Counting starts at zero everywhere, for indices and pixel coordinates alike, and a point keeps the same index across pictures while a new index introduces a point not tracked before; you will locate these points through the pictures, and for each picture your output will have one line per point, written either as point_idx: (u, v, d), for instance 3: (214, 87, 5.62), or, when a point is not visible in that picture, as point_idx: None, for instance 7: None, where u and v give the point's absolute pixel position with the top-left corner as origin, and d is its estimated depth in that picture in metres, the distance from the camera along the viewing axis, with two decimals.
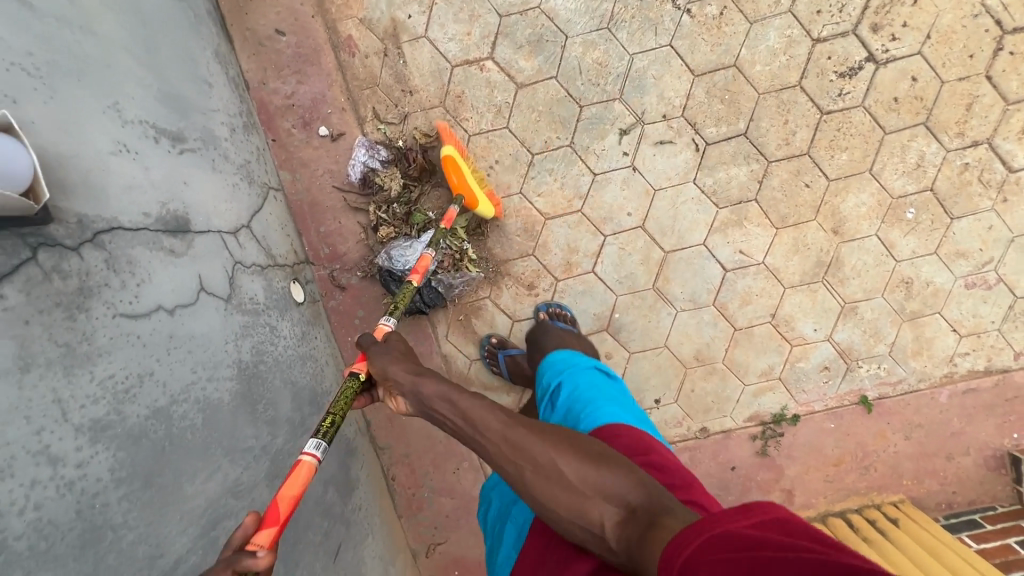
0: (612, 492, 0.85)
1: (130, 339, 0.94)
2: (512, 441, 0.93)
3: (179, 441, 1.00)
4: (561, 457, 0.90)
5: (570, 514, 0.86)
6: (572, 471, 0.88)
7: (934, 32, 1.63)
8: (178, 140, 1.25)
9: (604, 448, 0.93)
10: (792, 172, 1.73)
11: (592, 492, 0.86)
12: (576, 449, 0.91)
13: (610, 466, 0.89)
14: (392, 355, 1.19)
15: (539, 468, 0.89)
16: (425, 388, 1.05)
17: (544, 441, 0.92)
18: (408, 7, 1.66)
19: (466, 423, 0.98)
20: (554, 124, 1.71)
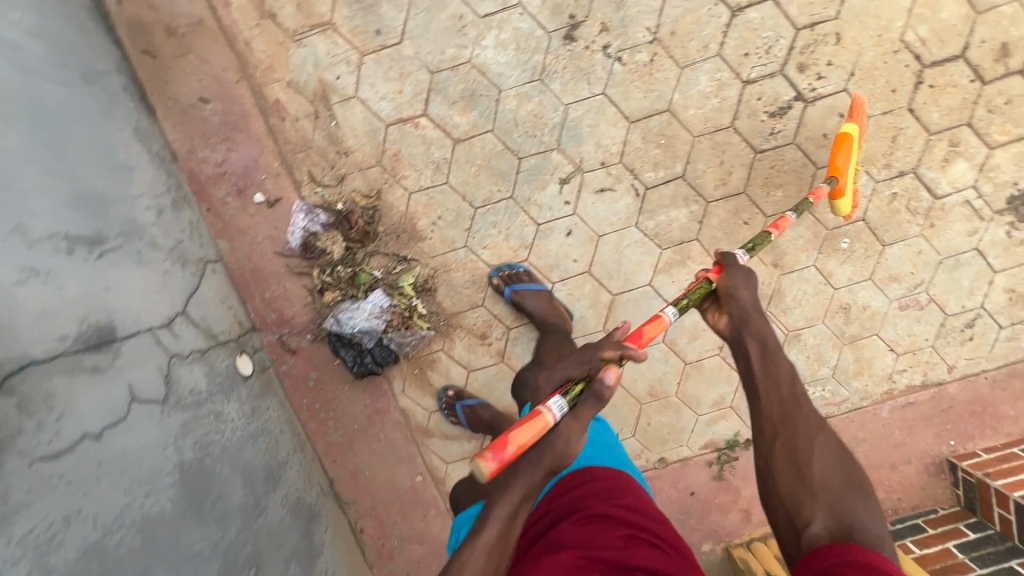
0: (839, 511, 1.04)
1: (53, 482, 0.93)
2: (783, 411, 1.17)
3: (115, 572, 0.99)
4: (814, 460, 1.11)
5: (785, 497, 1.09)
6: (816, 472, 1.10)
7: (857, 69, 1.67)
8: (96, 242, 1.21)
9: (865, 485, 1.10)
10: (731, 210, 1.76)
11: (821, 498, 1.06)
12: (830, 459, 1.12)
13: (860, 498, 1.07)
14: (751, 280, 1.29)
15: (800, 447, 1.12)
16: (751, 323, 1.24)
17: (818, 437, 1.14)
18: (336, 67, 1.62)
19: (790, 390, 1.19)
20: (494, 177, 1.70)
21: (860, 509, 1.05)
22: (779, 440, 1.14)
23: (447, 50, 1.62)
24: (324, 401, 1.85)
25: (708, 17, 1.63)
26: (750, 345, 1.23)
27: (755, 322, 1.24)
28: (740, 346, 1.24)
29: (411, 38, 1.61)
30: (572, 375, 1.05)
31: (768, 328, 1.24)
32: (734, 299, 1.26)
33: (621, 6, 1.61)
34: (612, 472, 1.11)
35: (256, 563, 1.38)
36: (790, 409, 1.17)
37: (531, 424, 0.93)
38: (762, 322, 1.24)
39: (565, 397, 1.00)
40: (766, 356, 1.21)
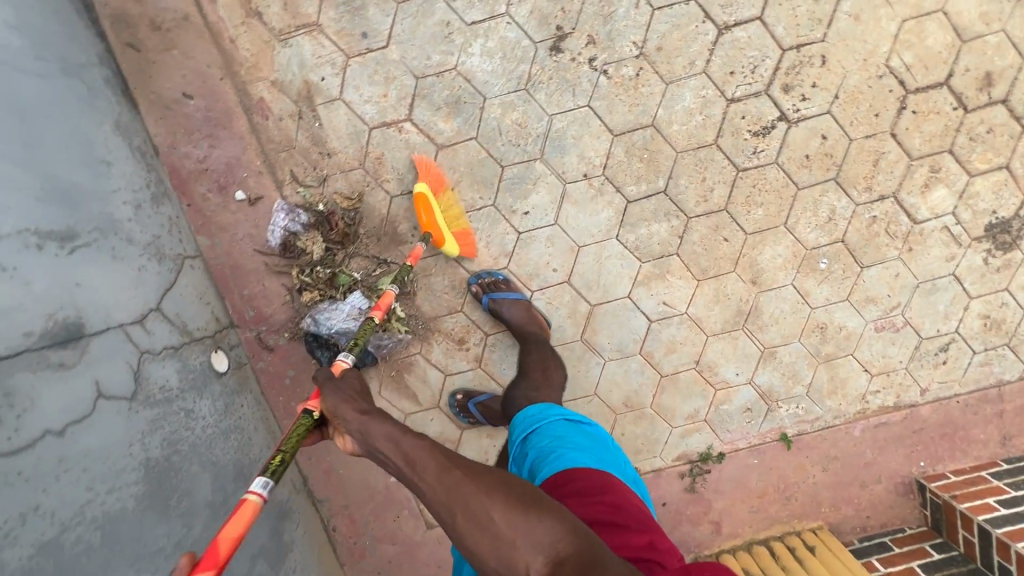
0: (539, 541, 0.86)
1: (9, 479, 0.94)
2: (449, 488, 0.92)
3: (71, 569, 1.00)
4: (495, 502, 0.89)
5: (490, 551, 0.87)
6: (503, 520, 0.88)
7: (841, 92, 1.68)
8: (68, 238, 1.22)
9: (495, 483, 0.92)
10: (711, 227, 1.77)
11: (520, 543, 0.86)
12: (511, 495, 0.91)
13: (540, 511, 0.88)
14: (349, 395, 1.08)
15: (472, 513, 0.89)
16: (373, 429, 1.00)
17: (490, 485, 0.92)
18: (321, 69, 1.62)
19: (407, 469, 0.96)
20: (477, 185, 1.71)
21: (547, 529, 0.86)
22: (458, 519, 0.90)
23: (434, 56, 1.62)
24: (300, 399, 1.86)
25: (695, 34, 1.63)
26: (372, 446, 1.00)
27: (356, 417, 1.03)
28: (364, 442, 1.01)
29: (398, 43, 1.61)
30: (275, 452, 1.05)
31: (377, 423, 1.01)
32: (339, 416, 1.05)
33: (608, 20, 1.61)
34: (591, 473, 1.06)
35: None
36: (421, 476, 0.94)
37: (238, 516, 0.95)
38: (382, 423, 1.01)
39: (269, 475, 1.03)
40: (402, 443, 0.98)
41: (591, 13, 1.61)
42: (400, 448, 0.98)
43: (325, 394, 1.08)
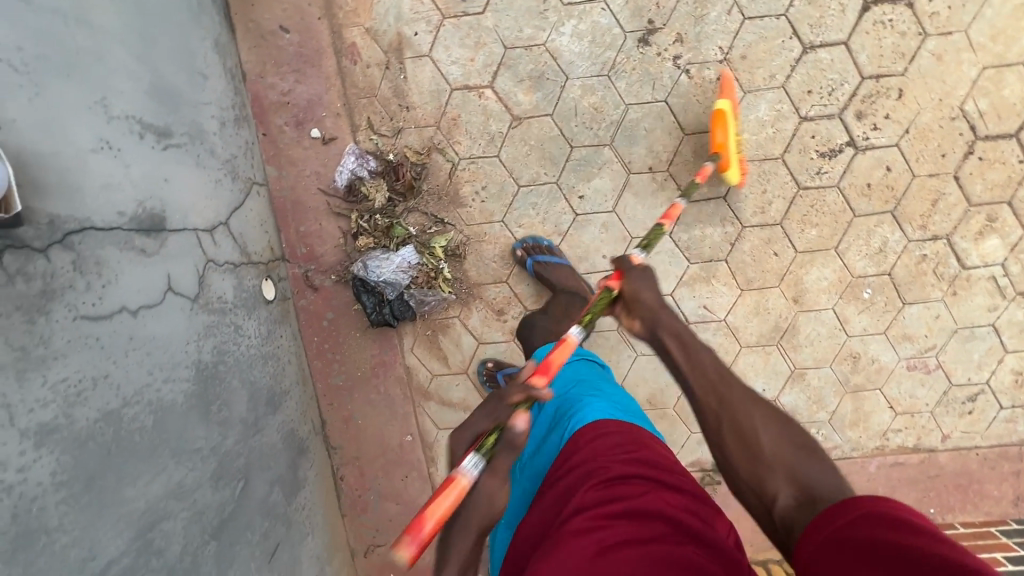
0: (798, 475, 0.83)
1: (89, 342, 0.96)
2: (720, 394, 0.96)
3: (126, 444, 1.02)
4: (763, 425, 0.91)
5: (743, 461, 0.89)
6: (767, 442, 0.89)
7: (913, 127, 1.70)
8: (163, 135, 1.25)
9: (792, 420, 0.92)
10: (763, 240, 1.80)
11: (781, 469, 0.85)
12: (786, 432, 0.90)
13: (815, 457, 0.85)
14: (653, 283, 1.13)
15: (737, 428, 0.91)
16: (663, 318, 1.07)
17: (769, 413, 0.92)
18: (416, 25, 1.67)
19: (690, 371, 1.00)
20: (544, 160, 1.74)
21: (820, 473, 0.83)
22: (720, 425, 0.93)
23: (525, 29, 1.66)
24: (334, 343, 1.88)
25: (781, 48, 1.66)
26: (665, 335, 1.06)
27: (666, 318, 1.07)
28: (654, 325, 1.08)
29: (494, 11, 1.65)
30: (481, 428, 0.95)
31: (673, 316, 1.07)
32: (642, 298, 1.10)
33: (699, 22, 1.65)
34: (623, 426, 1.00)
35: (245, 477, 1.41)
36: (704, 385, 0.98)
37: (447, 491, 0.85)
38: (673, 317, 1.07)
39: (479, 453, 0.90)
40: (675, 342, 1.04)
41: (684, 12, 1.65)
42: (680, 351, 1.03)
43: (627, 272, 1.14)
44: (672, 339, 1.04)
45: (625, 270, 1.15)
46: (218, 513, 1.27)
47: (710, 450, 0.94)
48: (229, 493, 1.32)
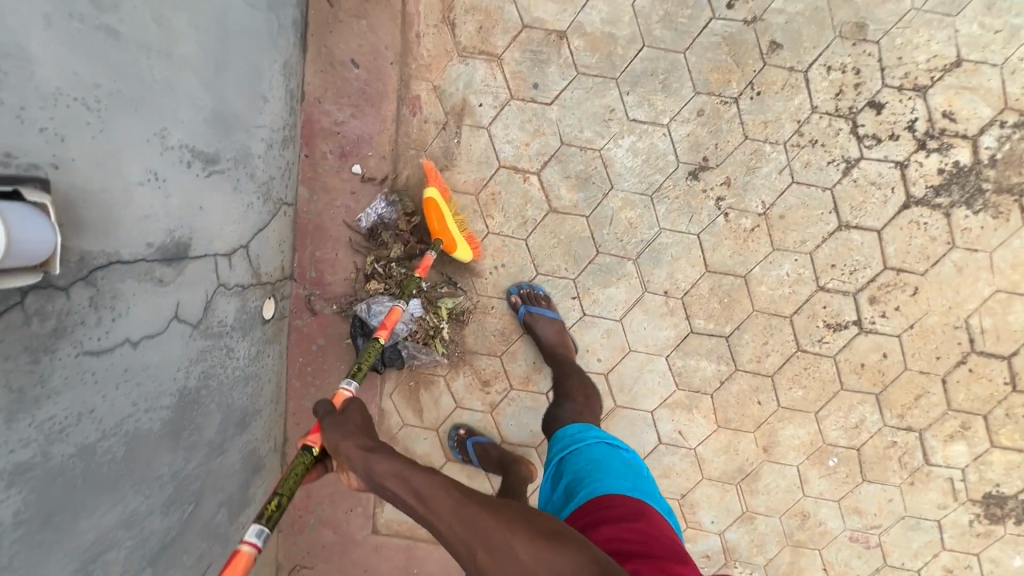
0: (559, 567, 0.89)
1: (84, 378, 0.96)
2: (455, 514, 0.98)
3: (93, 477, 1.02)
4: (512, 540, 0.93)
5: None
6: (522, 550, 0.92)
7: (917, 325, 1.77)
8: (209, 162, 1.24)
9: (552, 529, 0.96)
10: (751, 386, 1.85)
11: (545, 569, 0.90)
12: (534, 531, 0.95)
13: (564, 545, 0.92)
14: (350, 429, 1.11)
15: (489, 549, 0.93)
16: (381, 464, 1.04)
17: (508, 521, 0.96)
18: (483, 96, 1.67)
19: (417, 503, 1.01)
20: (568, 256, 1.77)
21: (568, 562, 0.90)
22: (474, 559, 0.93)
23: (585, 131, 1.68)
24: (316, 368, 1.88)
25: (819, 219, 1.71)
26: (376, 483, 1.04)
27: (372, 460, 1.05)
28: (370, 478, 1.05)
29: (562, 105, 1.66)
30: None
31: (388, 458, 1.05)
32: (342, 453, 1.07)
33: (750, 172, 1.68)
34: (628, 501, 1.11)
35: (197, 500, 1.41)
36: (455, 521, 0.97)
37: None
38: (392, 458, 1.05)
39: None
40: (395, 478, 1.03)
41: (739, 159, 1.68)
42: (390, 482, 1.03)
43: (325, 430, 1.12)
44: (400, 464, 1.04)
45: (326, 427, 1.12)
46: (161, 538, 1.27)
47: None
48: (177, 517, 1.32)
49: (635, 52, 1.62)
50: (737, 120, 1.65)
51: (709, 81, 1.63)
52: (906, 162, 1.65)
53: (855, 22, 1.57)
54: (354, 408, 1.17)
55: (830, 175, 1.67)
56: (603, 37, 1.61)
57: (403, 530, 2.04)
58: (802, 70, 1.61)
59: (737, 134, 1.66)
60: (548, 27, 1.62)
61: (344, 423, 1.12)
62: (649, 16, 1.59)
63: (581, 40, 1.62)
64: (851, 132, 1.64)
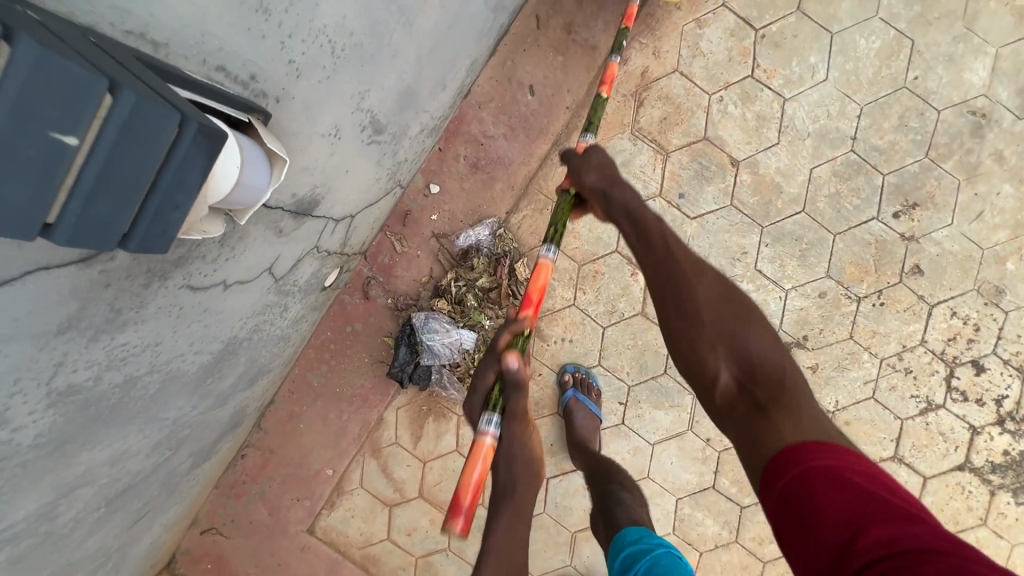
0: (739, 348, 0.86)
1: (172, 310, 0.84)
2: (661, 262, 0.91)
3: (117, 409, 0.88)
4: (712, 302, 0.88)
5: (679, 345, 0.89)
6: (709, 318, 0.87)
7: None
8: (376, 132, 1.15)
9: (755, 315, 0.89)
10: (741, 564, 1.77)
11: (721, 345, 0.86)
12: (728, 304, 0.89)
13: (754, 332, 0.87)
14: (603, 195, 1.00)
15: (687, 306, 0.88)
16: (648, 218, 0.95)
17: (724, 290, 0.90)
18: (634, 178, 1.62)
19: (663, 259, 0.91)
20: (634, 363, 1.71)
21: (755, 345, 0.86)
22: (671, 317, 0.89)
23: (711, 259, 1.64)
24: (339, 349, 1.76)
25: (878, 441, 1.69)
26: (613, 210, 0.98)
27: (626, 195, 0.97)
28: (608, 204, 1.00)
29: (701, 225, 1.62)
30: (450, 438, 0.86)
31: (631, 194, 0.97)
32: (591, 195, 1.02)
33: (839, 370, 1.67)
34: None
35: (176, 446, 1.26)
36: (676, 269, 0.90)
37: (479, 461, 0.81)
38: (632, 192, 0.97)
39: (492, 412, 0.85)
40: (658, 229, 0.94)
41: (835, 353, 1.66)
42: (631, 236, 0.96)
43: (576, 172, 1.05)
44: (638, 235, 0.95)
45: (575, 169, 1.04)
46: (128, 478, 1.12)
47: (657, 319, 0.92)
48: (152, 459, 1.17)
49: (791, 213, 1.60)
50: (851, 318, 1.63)
51: (843, 272, 1.61)
52: (979, 429, 1.65)
53: (996, 285, 1.58)
54: (600, 149, 1.04)
55: (908, 407, 1.66)
56: (771, 185, 1.59)
57: (337, 542, 1.90)
58: (929, 303, 1.61)
59: (843, 330, 1.64)
60: (726, 149, 1.59)
61: (591, 159, 1.03)
62: (820, 187, 1.58)
63: (749, 177, 1.59)
64: (945, 379, 1.64)
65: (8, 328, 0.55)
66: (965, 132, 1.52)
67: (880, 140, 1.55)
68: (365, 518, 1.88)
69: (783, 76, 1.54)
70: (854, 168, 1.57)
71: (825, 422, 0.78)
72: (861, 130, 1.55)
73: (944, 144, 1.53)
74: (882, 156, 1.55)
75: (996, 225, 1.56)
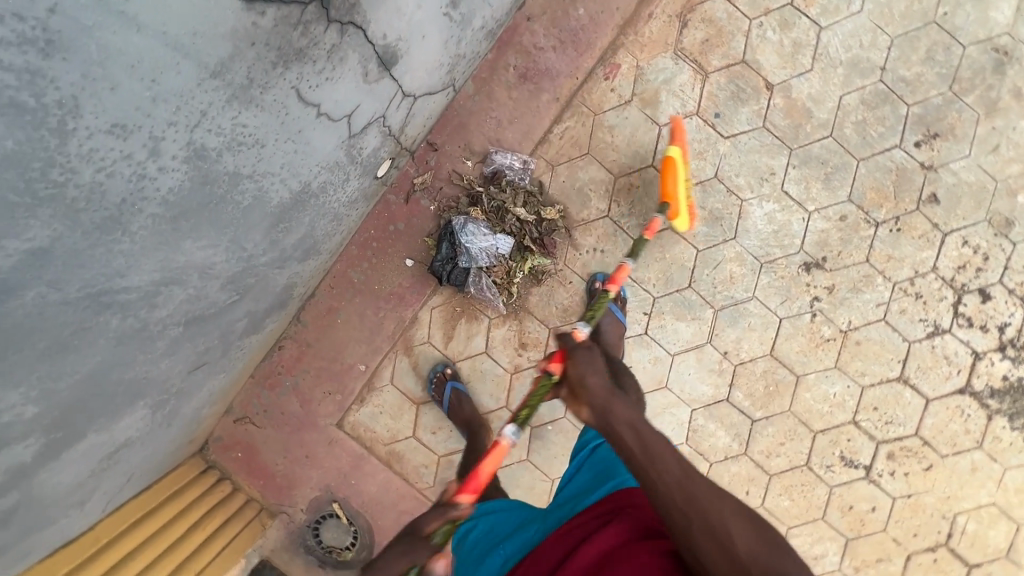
0: (776, 575, 0.86)
1: (281, 111, 0.92)
2: (685, 490, 0.94)
3: (220, 206, 0.97)
4: (731, 522, 0.91)
5: None
6: (744, 547, 0.89)
7: (914, 497, 1.83)
8: (451, 4, 1.24)
9: (770, 529, 0.93)
10: (748, 475, 1.86)
11: (757, 570, 0.86)
12: (748, 524, 0.92)
13: (780, 554, 0.89)
14: (598, 367, 1.08)
15: (710, 525, 0.90)
16: (617, 412, 1.01)
17: (732, 510, 0.93)
18: (675, 96, 1.71)
19: (644, 457, 0.97)
20: (661, 275, 1.79)
21: (786, 564, 0.88)
22: (690, 522, 0.90)
23: (740, 178, 1.73)
24: (381, 248, 1.85)
25: (886, 362, 1.78)
26: (615, 424, 1.00)
27: (621, 409, 1.02)
28: (606, 418, 1.01)
29: (734, 144, 1.71)
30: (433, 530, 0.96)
31: (627, 407, 1.03)
32: (581, 388, 1.05)
33: (854, 292, 1.75)
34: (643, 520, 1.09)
35: (242, 293, 1.34)
36: (689, 490, 0.93)
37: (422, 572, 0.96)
38: (630, 410, 1.02)
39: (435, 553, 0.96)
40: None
41: (851, 275, 1.75)
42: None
43: (578, 371, 1.07)
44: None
45: (574, 373, 1.07)
46: (206, 306, 1.21)
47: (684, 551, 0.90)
48: (223, 298, 1.26)
49: (820, 137, 1.69)
50: (868, 242, 1.73)
51: (865, 197, 1.70)
52: (981, 355, 1.75)
53: (1006, 217, 1.68)
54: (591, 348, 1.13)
55: (916, 330, 1.75)
56: (802, 109, 1.68)
57: (364, 437, 1.99)
58: (943, 231, 1.70)
59: (861, 253, 1.73)
60: (762, 73, 1.68)
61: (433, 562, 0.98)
62: (849, 113, 1.67)
63: (782, 100, 1.68)
64: (952, 305, 1.74)
65: (189, 38, 0.65)
66: (986, 68, 1.63)
67: (907, 71, 1.64)
68: (393, 414, 1.97)
69: (821, 5, 1.65)
70: (881, 97, 1.66)
71: None
72: (891, 61, 1.64)
73: (967, 79, 1.63)
74: (908, 87, 1.65)
75: (1009, 160, 1.66)
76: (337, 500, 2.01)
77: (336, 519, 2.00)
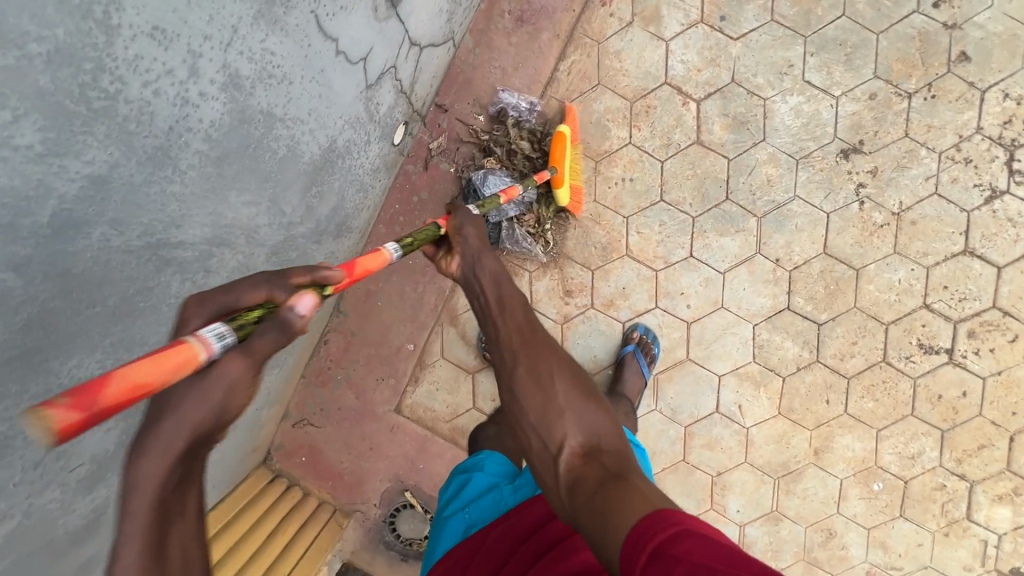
0: (583, 422, 0.92)
1: (304, 41, 0.91)
2: (523, 334, 1.00)
3: (259, 153, 0.95)
4: (557, 374, 0.96)
5: (535, 426, 0.92)
6: (562, 391, 0.94)
7: (1005, 373, 1.73)
8: None
9: (597, 388, 0.98)
10: (825, 383, 1.78)
11: (566, 415, 0.92)
12: (574, 376, 0.98)
13: (594, 405, 0.94)
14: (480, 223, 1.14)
15: (535, 371, 0.96)
16: (486, 263, 1.08)
17: (562, 359, 0.98)
18: (675, 10, 1.69)
19: (497, 305, 1.04)
20: (696, 193, 1.74)
21: (594, 415, 0.94)
22: (519, 361, 0.97)
23: (759, 77, 1.68)
24: (409, 221, 1.81)
25: (947, 237, 1.70)
26: (482, 273, 1.07)
27: (490, 262, 1.08)
28: (477, 267, 1.08)
29: (745, 44, 1.68)
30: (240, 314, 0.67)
31: (494, 259, 1.09)
32: (462, 236, 1.11)
33: (900, 170, 1.69)
34: None
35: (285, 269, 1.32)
36: (527, 338, 0.99)
37: (168, 353, 0.55)
38: (499, 263, 1.08)
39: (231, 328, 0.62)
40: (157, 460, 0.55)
41: (893, 153, 1.68)
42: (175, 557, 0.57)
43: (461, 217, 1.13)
44: (181, 451, 0.56)
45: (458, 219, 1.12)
46: None
47: (505, 388, 0.98)
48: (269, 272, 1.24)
49: (832, 19, 1.65)
50: (904, 116, 1.66)
51: (891, 70, 1.65)
52: None
53: None
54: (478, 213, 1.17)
55: (973, 198, 1.68)
56: None
57: (424, 417, 1.95)
58: (980, 89, 1.63)
59: (898, 129, 1.67)
60: None
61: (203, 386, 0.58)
62: None
63: None
64: (1005, 163, 1.66)
65: None
66: None
67: None
68: (450, 388, 1.94)
69: None
70: None
71: (653, 493, 0.78)
72: None
73: None
74: None
75: None
76: (409, 489, 1.95)
77: (412, 509, 1.94)
